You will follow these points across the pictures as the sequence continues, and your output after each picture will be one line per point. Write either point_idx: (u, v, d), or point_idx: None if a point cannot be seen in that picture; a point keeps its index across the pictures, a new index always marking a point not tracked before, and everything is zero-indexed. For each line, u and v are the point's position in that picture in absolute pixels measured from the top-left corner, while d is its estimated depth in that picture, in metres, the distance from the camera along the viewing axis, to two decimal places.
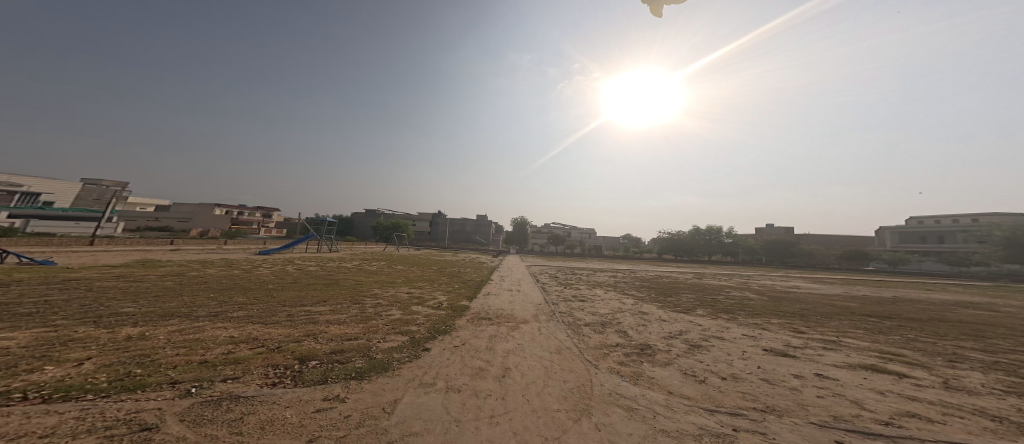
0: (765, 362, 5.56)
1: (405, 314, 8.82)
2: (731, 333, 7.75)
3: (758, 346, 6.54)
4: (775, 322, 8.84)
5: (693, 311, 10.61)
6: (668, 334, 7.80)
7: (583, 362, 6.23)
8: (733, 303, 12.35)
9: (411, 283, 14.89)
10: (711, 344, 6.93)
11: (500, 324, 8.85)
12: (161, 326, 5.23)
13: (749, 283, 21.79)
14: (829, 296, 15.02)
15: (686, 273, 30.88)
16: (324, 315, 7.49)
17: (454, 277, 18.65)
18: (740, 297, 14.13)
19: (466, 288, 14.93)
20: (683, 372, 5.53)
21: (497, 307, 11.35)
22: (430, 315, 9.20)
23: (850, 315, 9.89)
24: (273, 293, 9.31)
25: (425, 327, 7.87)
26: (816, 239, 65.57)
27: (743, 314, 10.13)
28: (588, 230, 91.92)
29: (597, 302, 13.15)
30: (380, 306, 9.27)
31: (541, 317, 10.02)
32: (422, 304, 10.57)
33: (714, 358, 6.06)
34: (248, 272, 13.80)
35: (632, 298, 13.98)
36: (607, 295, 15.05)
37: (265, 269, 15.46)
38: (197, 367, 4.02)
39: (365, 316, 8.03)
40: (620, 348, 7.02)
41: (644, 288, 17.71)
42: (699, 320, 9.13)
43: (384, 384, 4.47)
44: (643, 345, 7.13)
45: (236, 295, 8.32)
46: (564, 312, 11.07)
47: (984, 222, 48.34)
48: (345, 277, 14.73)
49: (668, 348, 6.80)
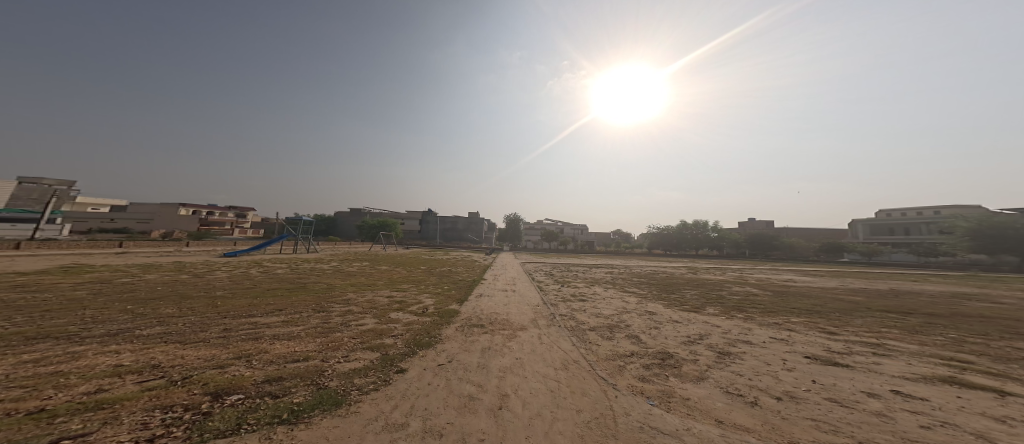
0: (819, 375, 4.55)
1: (380, 323, 7.44)
2: (758, 336, 6.82)
3: (798, 353, 5.59)
4: (798, 321, 8.00)
5: (705, 311, 9.67)
6: (687, 339, 6.78)
7: (596, 382, 5.05)
8: (742, 300, 11.56)
9: (394, 285, 13.44)
10: (742, 349, 5.93)
11: (493, 333, 7.62)
12: (10, 356, 3.66)
13: (746, 277, 21.19)
14: (833, 289, 14.43)
15: (680, 268, 30.46)
16: (275, 328, 6.04)
17: (442, 277, 17.28)
18: (745, 293, 13.42)
19: (454, 289, 13.54)
20: (724, 391, 4.43)
21: (490, 310, 10.12)
22: (411, 324, 7.87)
23: (869, 310, 9.18)
24: (217, 301, 7.69)
25: (403, 340, 6.54)
26: (797, 232, 67.23)
27: (759, 312, 9.29)
28: (577, 226, 91.72)
29: (599, 303, 12.07)
30: (351, 314, 7.86)
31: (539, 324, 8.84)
32: (404, 310, 9.21)
33: (753, 369, 5.04)
34: (200, 276, 11.94)
35: (635, 296, 13.06)
36: (607, 293, 14.04)
37: (223, 272, 13.61)
38: (22, 421, 2.56)
39: (329, 327, 6.59)
40: (636, 360, 5.90)
41: (644, 284, 16.90)
42: (715, 321, 8.20)
43: (331, 429, 3.15)
44: (663, 354, 6.05)
45: (163, 307, 6.68)
46: (564, 315, 9.95)
47: (946, 213, 50.77)
48: (317, 280, 13.07)
49: (693, 357, 5.76)
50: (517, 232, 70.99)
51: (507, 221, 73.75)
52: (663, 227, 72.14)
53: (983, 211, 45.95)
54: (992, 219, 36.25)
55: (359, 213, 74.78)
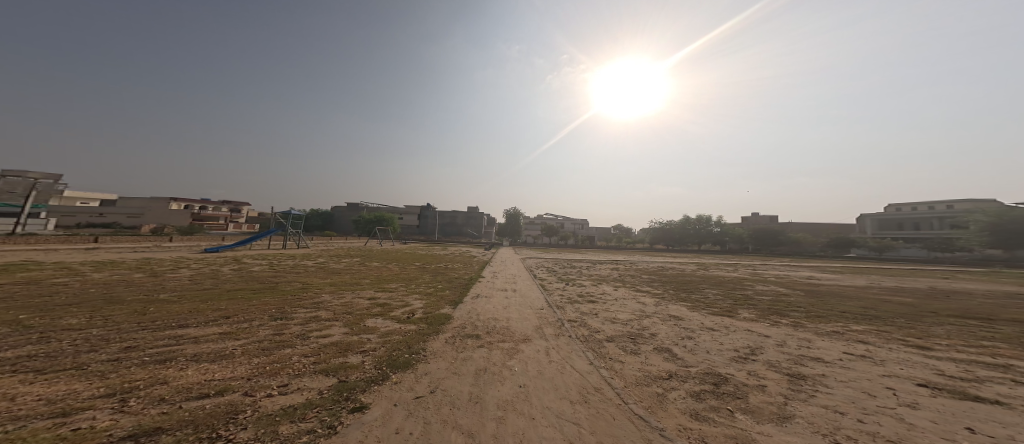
0: (969, 420, 3.07)
1: (349, 335, 5.99)
2: (826, 347, 5.37)
3: (903, 376, 4.11)
4: (863, 328, 6.54)
5: (740, 315, 8.20)
6: (736, 355, 5.32)
7: (635, 426, 3.57)
8: (775, 301, 10.10)
9: (380, 284, 12.01)
10: (821, 371, 4.45)
11: (491, 348, 6.16)
12: None
13: (763, 274, 19.67)
14: (869, 289, 12.93)
15: (687, 264, 28.95)
16: (202, 344, 4.60)
17: (437, 275, 15.85)
18: (773, 292, 11.93)
19: (447, 290, 12.05)
20: (832, 441, 2.97)
21: (488, 315, 8.70)
22: (390, 334, 6.43)
23: (937, 314, 7.68)
24: (148, 308, 6.25)
25: (373, 359, 5.10)
26: (803, 226, 65.62)
27: (805, 317, 7.83)
28: (577, 221, 90.10)
29: (612, 305, 10.60)
30: (317, 323, 6.44)
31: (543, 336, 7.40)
32: (385, 315, 7.74)
33: (855, 402, 3.57)
34: (156, 276, 10.41)
35: (650, 297, 11.63)
36: (619, 294, 12.62)
37: (188, 270, 12.16)
38: None
39: (278, 342, 5.14)
40: (679, 386, 4.46)
41: (657, 283, 15.44)
42: (760, 329, 6.75)
43: None
44: (712, 378, 4.60)
45: (67, 318, 5.25)
46: (574, 322, 8.51)
47: (959, 207, 49.08)
48: (293, 279, 11.61)
49: (756, 382, 4.32)
50: (517, 227, 69.34)
51: (506, 215, 72.20)
52: (666, 222, 70.65)
53: (998, 205, 44.34)
54: (1011, 212, 34.64)
55: (356, 208, 73.12)
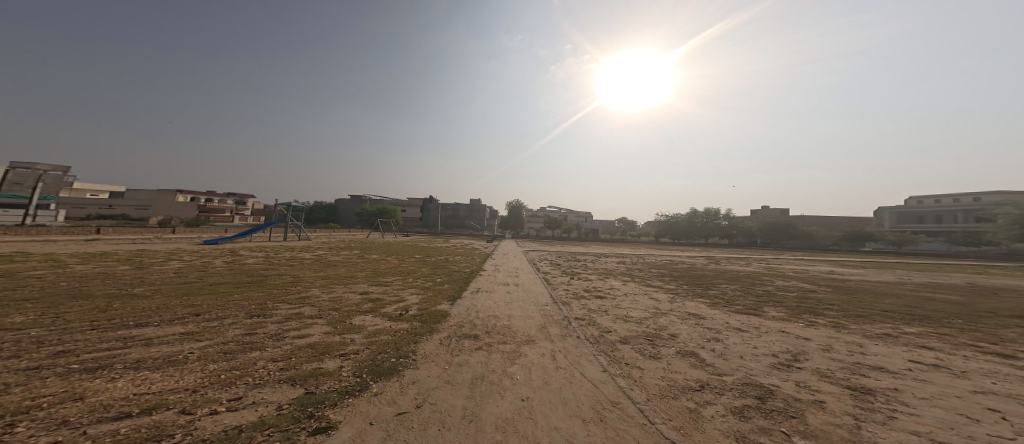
0: None
1: (331, 335, 5.34)
2: (883, 354, 4.59)
3: (1003, 394, 3.32)
4: (916, 330, 5.73)
5: (766, 314, 7.43)
6: (776, 362, 4.58)
7: None
8: (801, 297, 9.30)
9: (376, 277, 11.43)
10: (891, 384, 3.68)
11: (491, 352, 5.48)
12: None
13: (779, 269, 18.71)
14: (899, 285, 12.00)
15: (696, 258, 27.99)
16: (156, 346, 3.96)
17: (437, 268, 15.29)
18: (796, 288, 11.10)
19: (446, 284, 11.40)
20: None
21: (489, 313, 8.03)
22: (379, 334, 5.78)
23: (995, 315, 6.82)
24: (114, 303, 5.66)
25: (356, 365, 4.45)
26: (816, 220, 63.63)
27: (842, 316, 7.02)
28: (581, 214, 88.89)
29: (621, 301, 9.88)
30: (298, 321, 5.82)
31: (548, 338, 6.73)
32: (376, 312, 7.12)
33: (955, 430, 2.80)
34: (141, 269, 9.90)
35: (663, 292, 10.88)
36: (628, 288, 11.90)
37: (178, 262, 11.69)
38: None
39: (247, 343, 4.49)
40: (716, 401, 3.73)
41: (667, 277, 14.68)
42: (796, 330, 5.99)
43: None
44: (754, 392, 3.87)
45: (15, 316, 4.66)
46: (581, 320, 7.82)
47: (985, 200, 46.85)
48: (285, 272, 11.09)
49: (812, 399, 3.56)
50: (520, 220, 67.90)
51: (509, 208, 71.36)
52: (673, 215, 69.12)
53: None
54: None
55: (359, 200, 72.90)
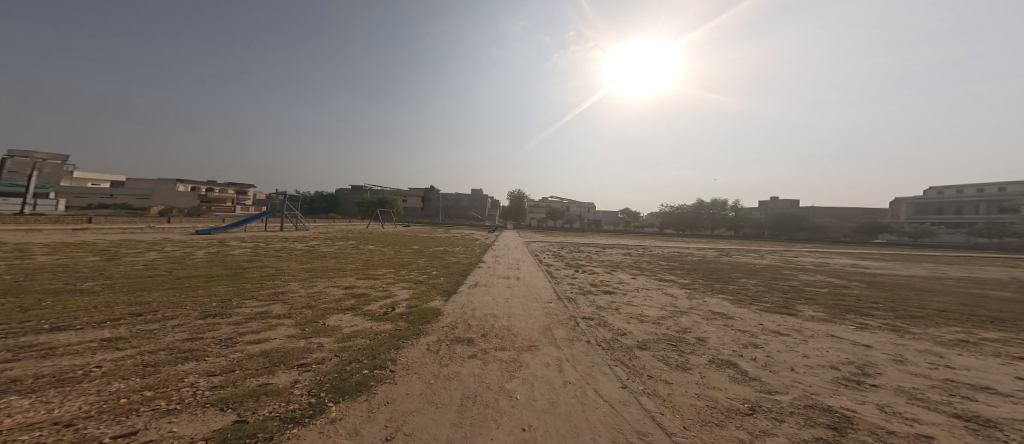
0: None
1: (293, 340, 4.49)
2: (978, 369, 3.63)
3: None
4: (995, 336, 4.77)
5: (802, 313, 6.50)
6: (839, 376, 3.65)
7: None
8: (835, 294, 8.33)
9: (366, 269, 10.62)
10: (1016, 414, 2.75)
11: (485, 369, 4.58)
12: None
13: (797, 262, 17.65)
14: (938, 279, 10.96)
15: (705, 250, 26.94)
16: (51, 358, 3.09)
17: (433, 260, 14.48)
18: (824, 283, 10.12)
19: (442, 277, 10.54)
20: None
21: (486, 312, 7.17)
22: (355, 339, 4.92)
23: None
24: (45, 301, 4.85)
25: (313, 383, 3.57)
26: (828, 210, 61.85)
27: (894, 316, 6.06)
28: (585, 205, 87.53)
29: (632, 297, 8.97)
30: (259, 321, 4.96)
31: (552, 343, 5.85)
32: (356, 310, 6.28)
33: None
34: (112, 259, 9.12)
35: (676, 287, 9.97)
36: (638, 283, 11.02)
37: (155, 252, 10.93)
38: None
39: (180, 351, 3.63)
40: (779, 433, 2.81)
41: (679, 270, 13.74)
42: (847, 334, 5.04)
43: None
44: (825, 419, 2.94)
45: None
46: (590, 321, 6.94)
47: (1010, 190, 44.83)
48: (268, 263, 10.31)
49: (913, 431, 2.64)
50: (520, 210, 67.26)
51: (511, 198, 70.23)
52: (679, 205, 67.63)
53: None
54: None
55: (360, 190, 72.08)
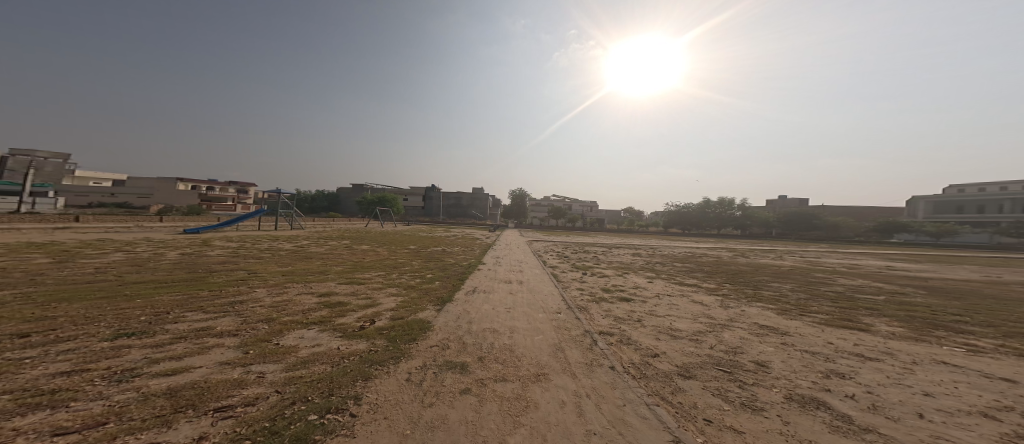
0: None
1: (223, 369, 3.34)
2: None
3: None
4: None
5: (873, 329, 5.32)
6: (1011, 436, 2.47)
7: None
8: (893, 303, 7.16)
9: (353, 272, 9.52)
10: None
11: (485, 414, 3.44)
12: None
13: (822, 263, 16.36)
14: (992, 285, 9.79)
15: (717, 250, 25.61)
16: None
17: (430, 261, 13.41)
18: (870, 289, 8.94)
19: (437, 282, 9.40)
20: None
21: (487, 328, 6.03)
22: (315, 367, 3.80)
23: None
24: None
25: (233, 439, 2.45)
26: (839, 209, 60.16)
27: (995, 334, 4.89)
28: (587, 203, 86.01)
29: (655, 306, 7.77)
30: (192, 340, 3.81)
31: (568, 370, 4.66)
32: (324, 325, 5.11)
33: None
34: (62, 262, 7.99)
35: (701, 294, 8.80)
36: (656, 287, 9.87)
37: (123, 252, 9.88)
38: None
39: (40, 393, 2.50)
40: None
41: (697, 273, 12.58)
42: (962, 362, 3.85)
43: None
44: None
45: None
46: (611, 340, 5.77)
47: None
48: (243, 265, 9.18)
49: None
50: (523, 209, 66.19)
51: (513, 197, 69.06)
52: (685, 204, 65.99)
53: None
54: None
55: (361, 189, 71.41)
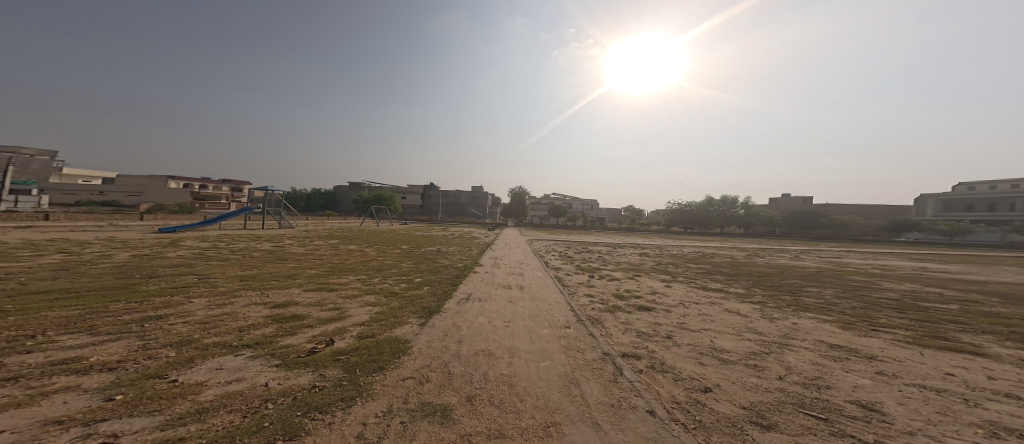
0: None
1: (41, 436, 2.08)
2: None
3: None
4: None
5: (990, 352, 4.02)
6: None
7: None
8: (978, 314, 5.86)
9: (328, 276, 8.20)
10: None
11: None
12: None
13: (848, 264, 15.12)
14: None
15: (726, 249, 24.40)
16: None
17: (420, 263, 12.14)
18: (930, 294, 7.66)
19: (425, 288, 8.11)
20: None
21: (482, 354, 4.75)
22: (212, 424, 2.50)
23: None
24: None
25: None
26: (845, 208, 59.07)
27: None
28: (588, 201, 84.50)
29: (683, 318, 6.48)
30: (26, 385, 2.54)
31: (589, 419, 3.33)
32: (259, 349, 3.83)
33: None
34: None
35: (732, 302, 7.54)
36: (677, 293, 8.60)
37: (62, 254, 8.54)
38: None
39: None
40: None
41: (717, 276, 11.31)
42: None
43: None
44: None
45: None
46: (640, 371, 4.45)
47: None
48: (198, 267, 7.84)
49: None
50: (523, 208, 64.93)
51: (512, 195, 67.77)
52: (688, 202, 64.79)
53: None
54: None
55: (358, 188, 70.11)
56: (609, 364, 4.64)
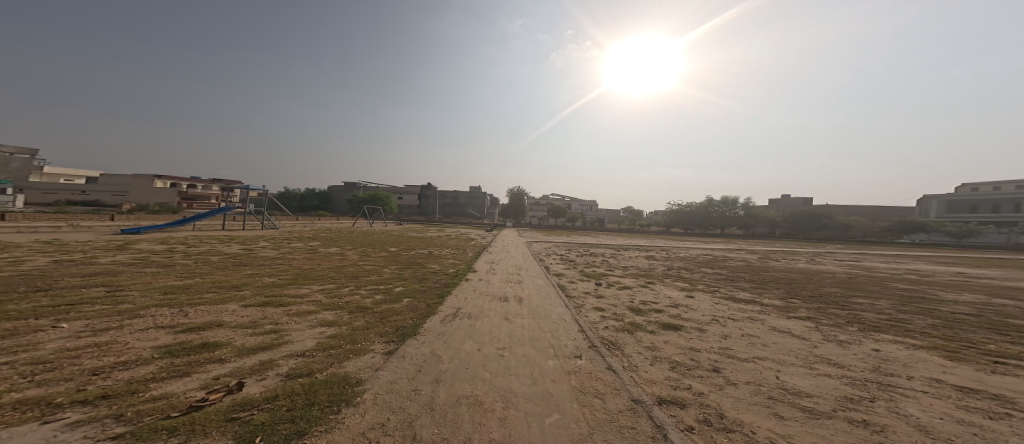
0: None
1: None
2: None
3: None
4: None
5: None
6: None
7: None
8: None
9: (286, 287, 6.72)
10: None
11: None
12: None
13: (875, 268, 13.93)
14: None
15: (735, 252, 23.13)
16: None
17: (406, 268, 10.70)
18: (1010, 310, 6.40)
19: (405, 301, 6.69)
20: None
21: (464, 406, 3.36)
22: None
23: None
24: None
25: None
26: (847, 209, 58.29)
27: None
28: (586, 202, 83.42)
29: (724, 341, 5.12)
30: None
31: None
32: (100, 408, 2.31)
33: None
34: None
35: (778, 318, 6.19)
36: (704, 306, 7.25)
37: None
38: None
39: None
40: None
41: (742, 283, 9.99)
42: None
43: None
44: None
45: None
46: (692, 431, 3.06)
47: None
48: (123, 275, 6.34)
49: None
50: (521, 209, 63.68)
51: (511, 195, 66.32)
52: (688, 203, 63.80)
53: None
54: None
55: (352, 188, 68.53)
56: (642, 421, 3.24)
